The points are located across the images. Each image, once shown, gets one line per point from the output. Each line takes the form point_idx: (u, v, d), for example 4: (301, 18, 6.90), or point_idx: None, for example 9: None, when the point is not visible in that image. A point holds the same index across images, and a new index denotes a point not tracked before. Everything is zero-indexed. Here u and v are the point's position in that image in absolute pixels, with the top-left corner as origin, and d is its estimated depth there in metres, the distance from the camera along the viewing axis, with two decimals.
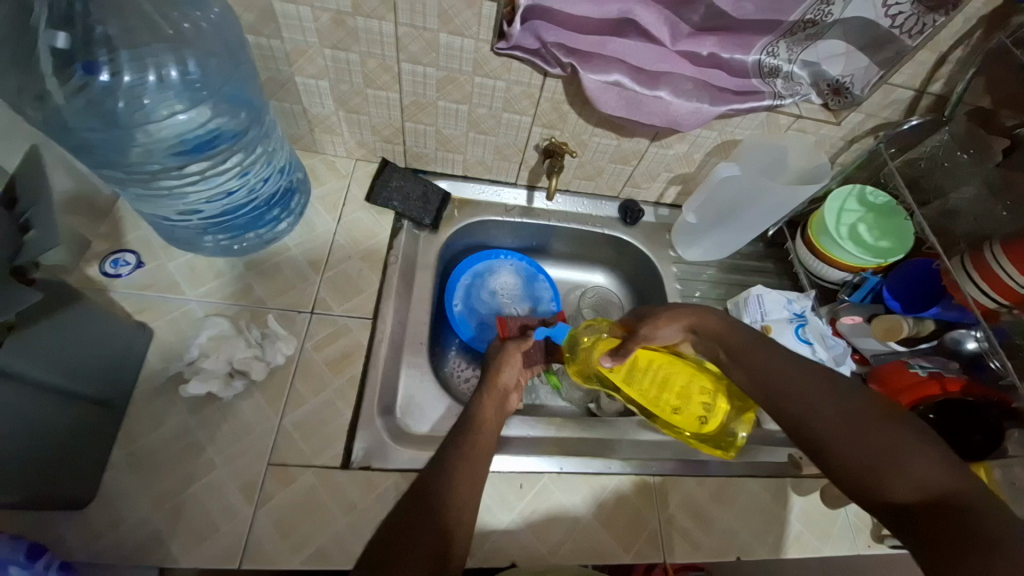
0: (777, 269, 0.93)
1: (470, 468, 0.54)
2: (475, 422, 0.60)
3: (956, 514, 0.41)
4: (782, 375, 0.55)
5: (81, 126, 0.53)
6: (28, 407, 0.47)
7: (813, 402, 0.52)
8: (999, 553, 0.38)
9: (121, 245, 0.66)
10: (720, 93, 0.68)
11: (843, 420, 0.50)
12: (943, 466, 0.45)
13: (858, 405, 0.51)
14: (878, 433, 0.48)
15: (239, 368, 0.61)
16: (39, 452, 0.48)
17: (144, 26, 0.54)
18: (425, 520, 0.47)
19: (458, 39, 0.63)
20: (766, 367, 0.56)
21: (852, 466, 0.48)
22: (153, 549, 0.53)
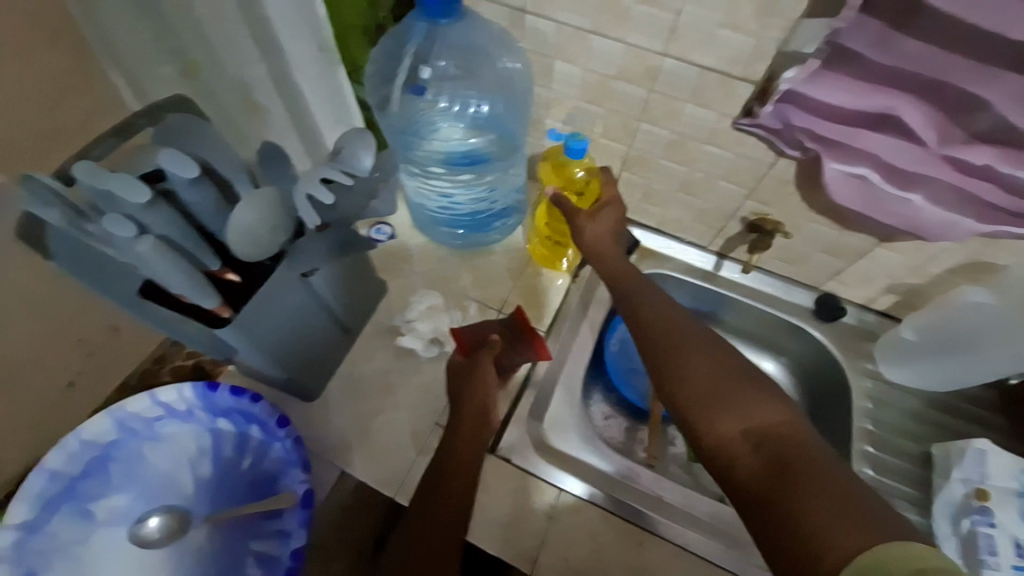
0: (1012, 427, 0.76)
1: (477, 447, 0.59)
2: (476, 425, 0.60)
3: (785, 469, 0.46)
4: (686, 363, 0.55)
5: (403, 126, 0.78)
6: (303, 316, 0.62)
7: (723, 401, 0.52)
8: (823, 495, 0.43)
9: (384, 217, 0.86)
10: (986, 209, 0.60)
11: (779, 432, 0.49)
12: (783, 416, 0.51)
13: (752, 401, 0.52)
14: (727, 388, 0.53)
15: (438, 336, 0.74)
16: (298, 346, 0.64)
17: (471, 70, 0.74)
18: (455, 505, 0.55)
19: (702, 110, 0.68)
20: (684, 358, 0.56)
21: (768, 475, 0.47)
22: (343, 453, 0.67)
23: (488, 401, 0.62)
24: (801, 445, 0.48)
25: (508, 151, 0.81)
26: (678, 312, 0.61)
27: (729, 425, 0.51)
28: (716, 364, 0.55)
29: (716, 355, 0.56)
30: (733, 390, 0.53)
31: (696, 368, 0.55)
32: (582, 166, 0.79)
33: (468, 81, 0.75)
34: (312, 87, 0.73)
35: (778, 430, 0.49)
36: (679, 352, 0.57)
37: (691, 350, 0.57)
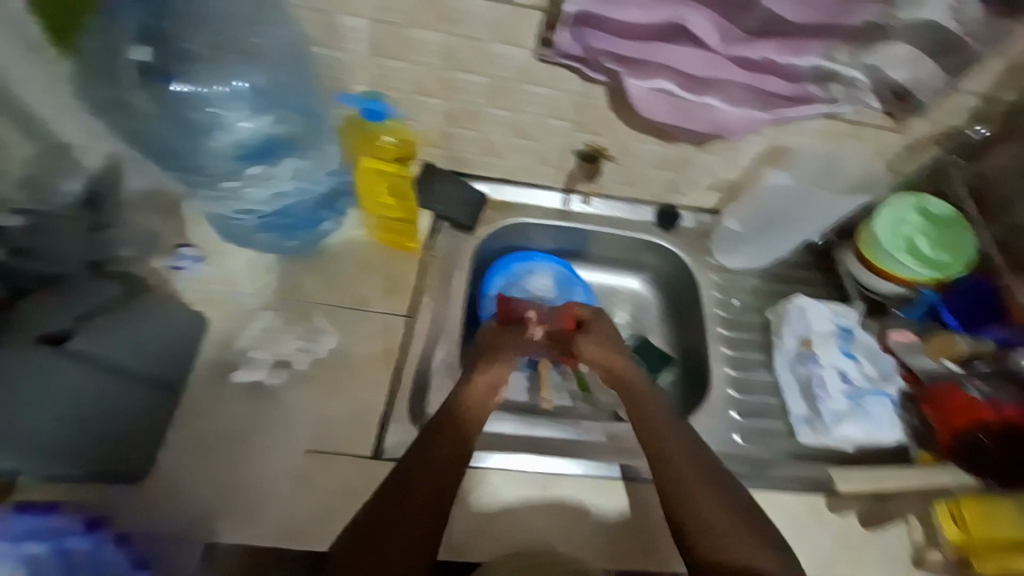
0: (824, 280, 0.89)
1: (460, 455, 0.59)
2: (456, 421, 0.62)
3: None
4: (675, 453, 0.61)
5: (157, 129, 0.61)
6: (89, 389, 0.56)
7: (698, 484, 0.58)
8: None
9: (183, 239, 0.71)
10: (770, 98, 0.65)
11: (729, 518, 0.55)
12: (769, 551, 0.53)
13: (714, 494, 0.57)
14: (703, 497, 0.57)
15: (283, 358, 0.66)
16: (79, 431, 0.55)
17: (220, 43, 0.59)
18: (429, 508, 0.55)
19: (507, 48, 0.64)
20: (669, 442, 0.62)
21: (715, 545, 0.53)
22: (203, 525, 0.57)
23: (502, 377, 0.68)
24: (749, 533, 0.54)
25: (303, 130, 0.67)
26: (652, 388, 0.70)
27: (686, 499, 0.57)
28: (692, 455, 0.61)
29: (689, 464, 0.60)
30: (691, 469, 0.59)
31: (601, 365, 0.72)
32: (388, 130, 0.70)
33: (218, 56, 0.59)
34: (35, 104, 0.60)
35: (736, 519, 0.55)
36: (685, 442, 0.62)
37: (667, 427, 0.64)
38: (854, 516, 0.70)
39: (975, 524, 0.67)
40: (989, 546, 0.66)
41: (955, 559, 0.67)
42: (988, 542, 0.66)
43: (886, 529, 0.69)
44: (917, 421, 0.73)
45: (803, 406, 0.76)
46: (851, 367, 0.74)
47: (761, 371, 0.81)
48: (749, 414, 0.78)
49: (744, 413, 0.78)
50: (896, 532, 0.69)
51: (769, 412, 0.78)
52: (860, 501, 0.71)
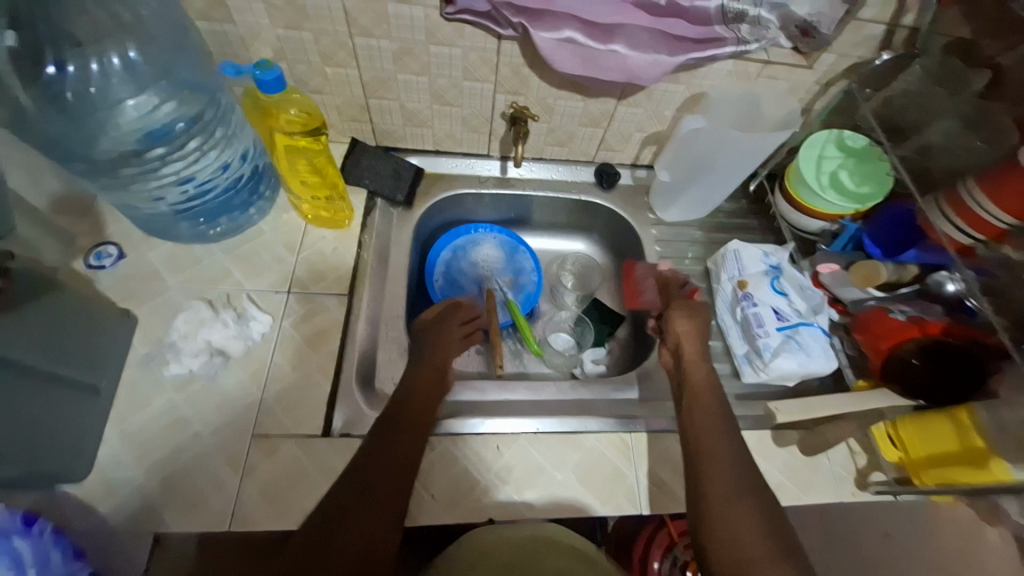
0: (762, 224, 0.90)
1: (420, 434, 0.61)
2: (420, 403, 0.64)
3: None
4: (719, 459, 0.60)
5: (37, 119, 0.55)
6: (16, 400, 0.50)
7: (731, 493, 0.57)
8: None
9: (103, 238, 0.69)
10: (678, 42, 0.67)
11: (758, 535, 0.53)
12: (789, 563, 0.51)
13: (749, 508, 0.55)
14: (732, 513, 0.55)
15: (217, 346, 0.65)
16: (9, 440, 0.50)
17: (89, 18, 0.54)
18: (394, 488, 0.56)
19: (407, 8, 0.63)
20: (714, 448, 0.61)
21: (736, 557, 0.52)
22: (147, 517, 0.57)
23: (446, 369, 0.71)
24: (780, 557, 0.51)
25: (199, 106, 0.63)
26: (715, 386, 0.68)
27: (714, 509, 0.56)
28: (736, 468, 0.59)
29: (722, 479, 0.58)
30: (732, 484, 0.58)
31: (689, 343, 0.72)
32: (288, 101, 0.69)
33: (86, 27, 0.55)
34: None
35: (764, 535, 0.53)
36: (728, 452, 0.61)
37: (716, 435, 0.62)
38: (797, 445, 0.71)
39: (911, 442, 0.65)
40: (924, 463, 0.64)
41: (899, 478, 0.67)
42: (925, 460, 0.64)
43: (830, 455, 0.71)
44: (853, 350, 0.74)
45: (743, 345, 0.76)
46: (783, 304, 0.74)
47: None
48: None
49: None
50: (841, 457, 0.70)
51: (714, 355, 0.80)
52: (802, 430, 0.72)
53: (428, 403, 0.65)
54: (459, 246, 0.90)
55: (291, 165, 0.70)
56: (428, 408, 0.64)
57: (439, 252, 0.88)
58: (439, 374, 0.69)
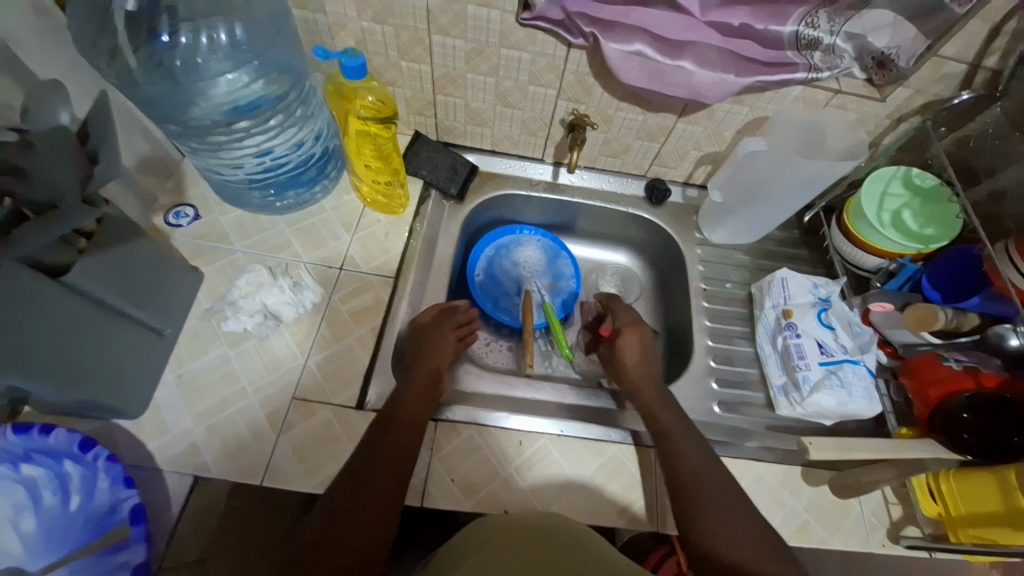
0: (812, 256, 0.88)
1: (423, 414, 0.63)
2: (422, 387, 0.65)
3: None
4: (692, 466, 0.61)
5: (146, 82, 0.60)
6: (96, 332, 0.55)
7: (707, 498, 0.58)
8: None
9: (183, 199, 0.75)
10: (747, 64, 0.67)
11: (741, 538, 0.55)
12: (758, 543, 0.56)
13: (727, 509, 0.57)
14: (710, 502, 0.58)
15: (271, 309, 0.68)
16: (86, 366, 0.55)
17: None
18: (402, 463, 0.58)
19: (485, 10, 0.66)
20: (687, 455, 0.63)
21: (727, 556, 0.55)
22: (191, 458, 0.61)
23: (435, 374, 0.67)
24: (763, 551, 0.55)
25: (286, 86, 0.68)
26: (662, 390, 0.71)
27: (696, 513, 0.58)
28: (711, 474, 0.61)
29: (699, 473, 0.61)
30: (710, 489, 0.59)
31: (636, 361, 0.76)
32: (367, 88, 0.71)
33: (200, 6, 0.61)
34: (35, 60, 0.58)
35: (748, 536, 0.56)
36: (704, 463, 0.62)
37: (690, 443, 0.64)
38: (827, 485, 0.68)
39: (953, 497, 0.63)
40: (962, 521, 0.62)
41: (934, 534, 0.65)
42: (964, 517, 0.62)
43: (863, 501, 0.68)
44: (899, 397, 0.71)
45: (781, 376, 0.74)
46: (828, 339, 0.72)
47: (743, 343, 0.81)
48: (727, 383, 0.78)
49: (721, 382, 0.78)
50: (874, 505, 0.67)
51: (749, 383, 0.78)
52: (834, 470, 0.69)
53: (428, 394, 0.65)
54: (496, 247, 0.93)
55: (355, 152, 0.73)
56: (433, 389, 0.66)
57: (477, 250, 0.90)
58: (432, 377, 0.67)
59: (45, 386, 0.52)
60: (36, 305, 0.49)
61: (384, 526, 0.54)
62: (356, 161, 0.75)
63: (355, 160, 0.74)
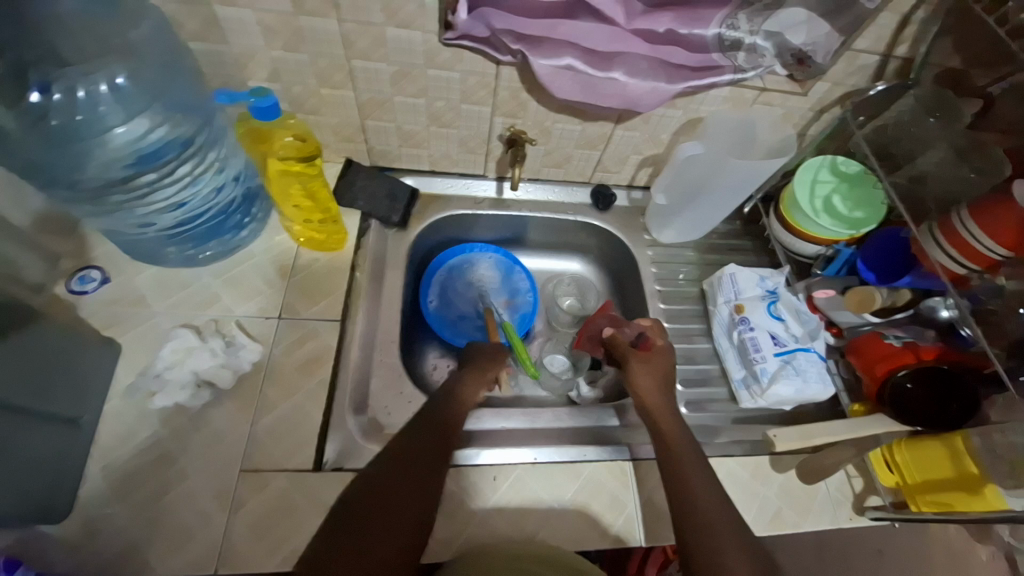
0: (755, 246, 0.91)
1: (421, 497, 0.55)
2: (421, 456, 0.58)
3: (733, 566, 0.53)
4: (704, 503, 0.57)
5: (20, 147, 0.52)
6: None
7: (722, 538, 0.54)
8: None
9: (86, 261, 0.67)
10: (677, 70, 0.67)
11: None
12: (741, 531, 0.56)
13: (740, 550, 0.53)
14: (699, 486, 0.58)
15: (205, 378, 0.62)
16: None
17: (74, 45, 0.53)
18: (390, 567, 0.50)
19: (406, 32, 0.63)
20: (699, 491, 0.58)
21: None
22: (129, 559, 0.54)
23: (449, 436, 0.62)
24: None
25: (192, 129, 0.62)
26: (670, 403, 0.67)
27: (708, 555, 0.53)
28: (721, 508, 0.57)
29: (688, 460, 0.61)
30: (722, 526, 0.55)
31: (648, 385, 0.69)
32: (286, 129, 0.68)
33: (88, 45, 0.54)
34: None
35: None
36: (712, 494, 0.58)
37: (698, 474, 0.60)
38: (794, 471, 0.71)
39: (908, 467, 0.66)
40: (921, 488, 0.65)
41: (895, 501, 0.68)
42: (922, 485, 0.65)
43: (828, 480, 0.70)
44: (848, 373, 0.74)
45: (741, 369, 0.76)
46: (780, 330, 0.74)
47: (702, 340, 0.83)
48: (691, 382, 0.79)
49: (686, 383, 0.79)
50: (838, 481, 0.71)
51: (712, 379, 0.80)
52: (799, 455, 0.72)
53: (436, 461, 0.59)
54: (451, 267, 0.90)
55: (281, 196, 0.68)
56: (431, 462, 0.58)
57: (432, 272, 0.87)
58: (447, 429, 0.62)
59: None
60: None
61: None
62: (285, 205, 0.70)
63: (284, 204, 0.69)
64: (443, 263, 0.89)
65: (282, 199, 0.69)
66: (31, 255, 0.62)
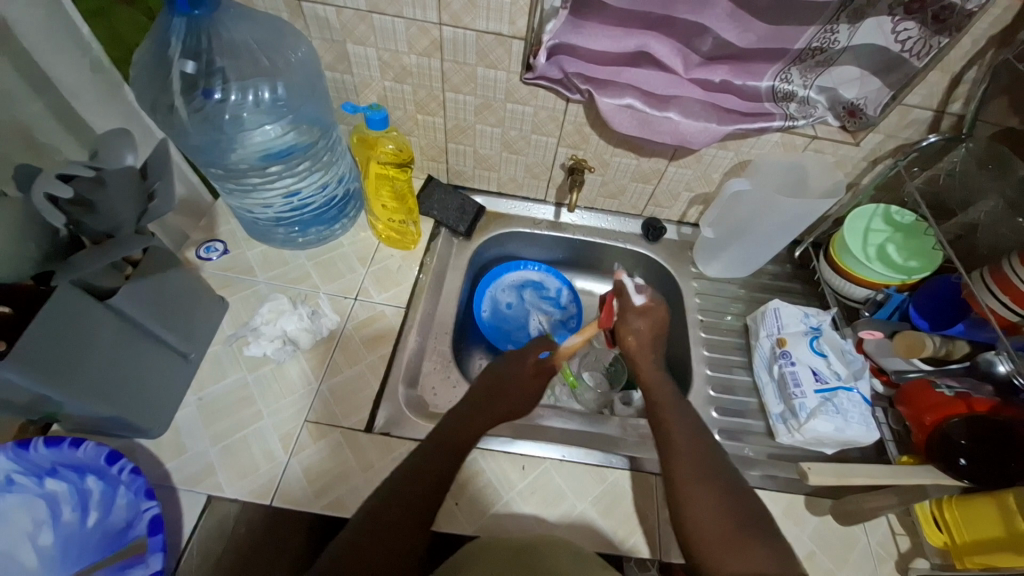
0: (804, 289, 0.92)
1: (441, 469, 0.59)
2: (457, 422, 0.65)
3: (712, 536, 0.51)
4: (682, 471, 0.57)
5: (196, 133, 0.69)
6: (131, 354, 0.60)
7: (694, 476, 0.56)
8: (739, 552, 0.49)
9: (213, 235, 0.82)
10: (728, 114, 0.74)
11: (719, 518, 0.52)
12: (720, 498, 0.54)
13: (712, 489, 0.55)
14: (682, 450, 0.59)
15: (290, 336, 0.73)
16: (116, 382, 0.58)
17: (248, 61, 0.68)
18: (422, 504, 0.55)
19: (493, 71, 0.75)
20: (681, 456, 0.58)
21: (711, 543, 0.51)
22: (205, 478, 0.63)
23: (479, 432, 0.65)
24: (742, 535, 0.51)
25: (315, 136, 0.76)
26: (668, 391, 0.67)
27: (682, 492, 0.55)
28: (700, 454, 0.58)
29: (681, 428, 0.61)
30: (689, 470, 0.57)
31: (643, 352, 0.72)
32: (388, 138, 0.79)
33: (247, 68, 0.68)
34: (100, 114, 0.70)
35: (723, 518, 0.52)
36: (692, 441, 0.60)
37: (676, 419, 0.62)
38: (830, 514, 0.68)
39: (957, 525, 0.63)
40: (970, 548, 0.61)
41: (943, 564, 0.63)
42: (969, 545, 0.61)
43: (868, 532, 0.67)
44: (899, 424, 0.72)
45: (779, 404, 0.76)
46: (822, 366, 0.75)
47: (741, 372, 0.84)
48: (727, 411, 0.79)
49: (722, 411, 0.79)
50: (881, 536, 0.67)
51: (749, 412, 0.80)
52: (834, 497, 0.70)
53: (471, 435, 0.64)
54: (502, 279, 0.98)
55: (373, 195, 0.81)
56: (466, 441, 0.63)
57: (483, 283, 0.95)
58: (489, 419, 0.67)
59: (81, 400, 0.55)
60: (83, 327, 0.54)
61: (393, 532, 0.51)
62: (375, 204, 0.82)
63: (374, 203, 0.82)
64: (493, 274, 0.97)
65: (374, 199, 0.81)
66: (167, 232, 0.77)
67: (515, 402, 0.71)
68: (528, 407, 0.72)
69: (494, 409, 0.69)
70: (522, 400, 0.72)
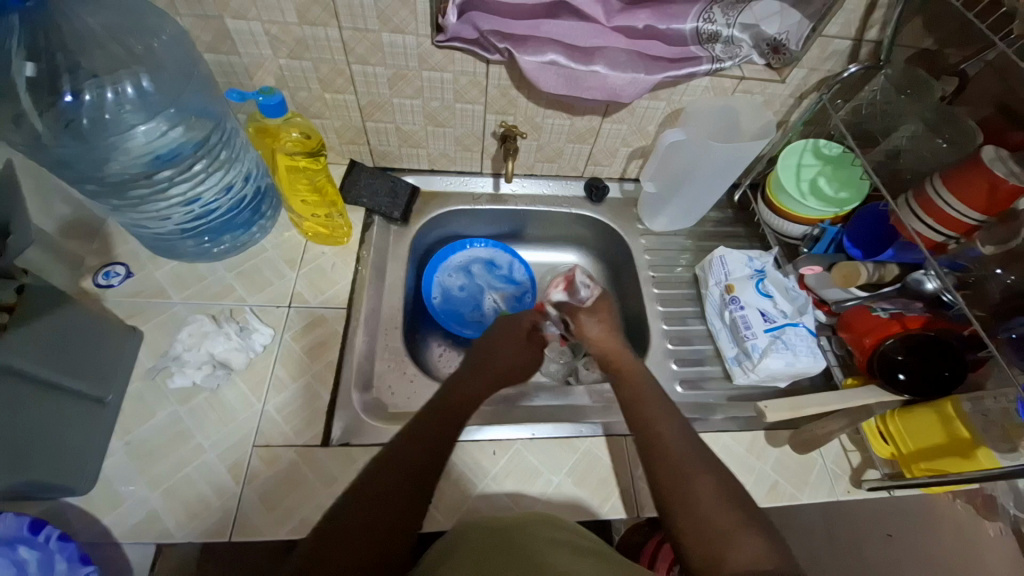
0: (746, 232, 0.93)
1: (439, 435, 0.57)
2: (447, 399, 0.62)
3: (710, 534, 0.49)
4: (668, 446, 0.56)
5: (55, 144, 0.57)
6: (36, 408, 0.52)
7: (689, 468, 0.54)
8: (734, 546, 0.47)
9: (111, 258, 0.72)
10: (655, 61, 0.71)
11: (721, 509, 0.50)
12: (718, 491, 0.52)
13: (709, 480, 0.52)
14: (664, 431, 0.58)
15: (220, 359, 0.67)
16: (19, 448, 0.51)
17: (98, 48, 0.57)
18: (398, 497, 0.51)
19: (400, 36, 0.68)
20: (662, 430, 0.58)
21: (708, 538, 0.49)
22: (150, 527, 0.57)
23: (480, 398, 0.65)
24: (744, 528, 0.49)
25: (206, 131, 0.67)
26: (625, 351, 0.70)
27: (669, 484, 0.53)
28: (684, 442, 0.56)
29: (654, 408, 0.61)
30: (682, 460, 0.54)
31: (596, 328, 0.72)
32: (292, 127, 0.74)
33: (103, 61, 0.58)
34: None
35: (724, 507, 0.50)
36: (677, 433, 0.58)
37: (660, 418, 0.59)
38: (788, 445, 0.72)
39: (901, 436, 0.67)
40: (915, 456, 0.65)
41: (891, 473, 0.68)
42: (915, 453, 0.65)
43: (823, 454, 0.71)
44: (841, 349, 0.76)
45: (733, 348, 0.78)
46: (769, 306, 0.76)
47: (696, 322, 0.85)
48: (685, 362, 0.81)
49: (681, 362, 0.81)
50: (835, 455, 0.71)
51: (706, 359, 0.82)
52: (792, 428, 0.73)
53: (468, 398, 0.63)
54: (452, 262, 0.93)
55: (289, 188, 0.74)
56: (463, 412, 0.61)
57: (428, 269, 0.90)
58: (491, 380, 0.68)
59: None
60: None
61: (383, 501, 0.50)
62: (292, 199, 0.75)
63: (292, 198, 0.75)
64: (439, 256, 0.92)
65: (291, 192, 0.74)
66: (55, 262, 0.67)
67: (514, 366, 0.72)
68: (531, 371, 0.75)
69: (495, 371, 0.69)
70: (519, 361, 0.73)
